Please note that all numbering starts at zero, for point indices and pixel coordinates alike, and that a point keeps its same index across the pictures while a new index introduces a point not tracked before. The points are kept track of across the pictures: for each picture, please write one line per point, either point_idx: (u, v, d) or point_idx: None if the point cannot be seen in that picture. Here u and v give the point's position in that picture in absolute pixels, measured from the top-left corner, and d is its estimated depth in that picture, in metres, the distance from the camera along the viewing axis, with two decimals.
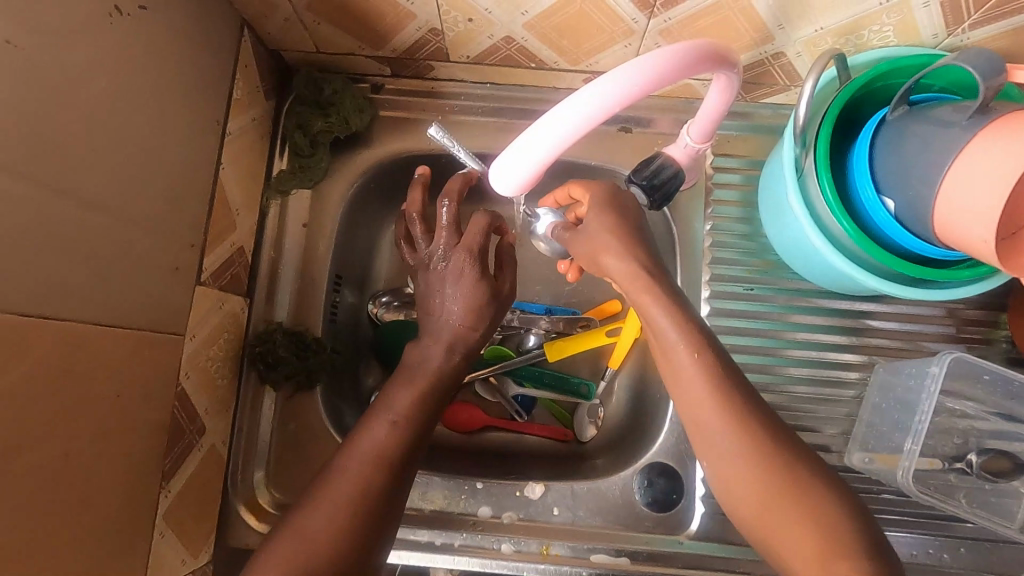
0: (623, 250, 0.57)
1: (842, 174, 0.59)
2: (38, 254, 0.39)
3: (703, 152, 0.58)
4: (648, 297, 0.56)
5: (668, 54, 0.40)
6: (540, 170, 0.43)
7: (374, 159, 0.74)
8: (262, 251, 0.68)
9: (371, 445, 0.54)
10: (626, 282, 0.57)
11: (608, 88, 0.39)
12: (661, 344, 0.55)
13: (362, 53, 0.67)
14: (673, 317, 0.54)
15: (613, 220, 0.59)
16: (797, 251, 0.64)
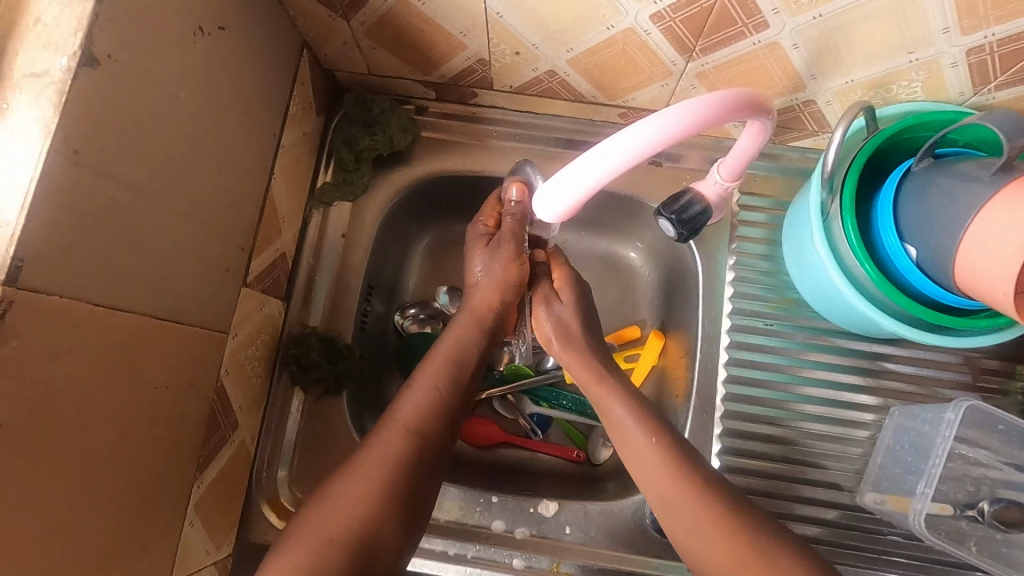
0: (582, 342, 0.67)
1: (867, 219, 0.61)
2: (116, 248, 0.43)
3: (731, 190, 0.63)
4: (604, 388, 0.65)
5: (712, 98, 0.43)
6: (584, 199, 0.45)
7: (413, 177, 0.77)
8: (302, 258, 0.72)
9: (398, 451, 0.56)
10: (582, 369, 0.66)
11: (657, 124, 0.41)
12: (613, 426, 0.63)
13: (411, 77, 0.71)
14: (628, 405, 0.63)
15: (579, 305, 0.69)
16: (819, 291, 0.65)
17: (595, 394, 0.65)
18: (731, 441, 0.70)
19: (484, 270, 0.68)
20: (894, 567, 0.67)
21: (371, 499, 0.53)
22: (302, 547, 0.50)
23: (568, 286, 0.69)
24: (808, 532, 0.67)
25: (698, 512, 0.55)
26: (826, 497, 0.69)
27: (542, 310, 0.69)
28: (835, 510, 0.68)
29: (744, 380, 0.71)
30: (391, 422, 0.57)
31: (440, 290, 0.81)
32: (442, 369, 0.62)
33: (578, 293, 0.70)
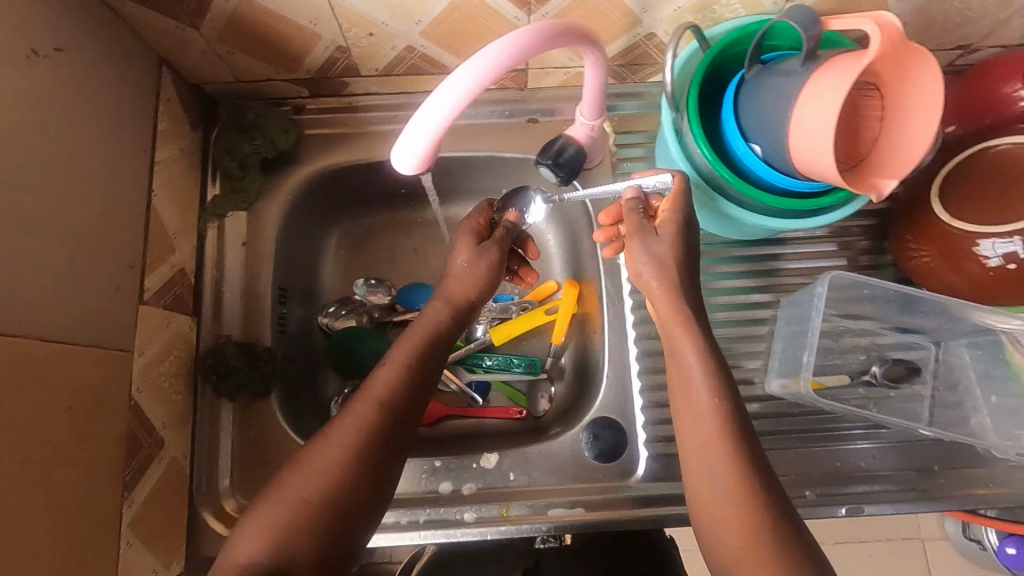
0: (674, 284, 0.56)
1: (716, 130, 0.66)
2: None
3: (595, 128, 0.67)
4: (683, 328, 0.55)
5: (528, 31, 0.45)
6: (432, 148, 0.48)
7: (304, 175, 0.78)
8: (204, 271, 0.72)
9: (370, 433, 0.54)
10: (664, 306, 0.56)
11: (471, 69, 0.44)
12: (681, 369, 0.54)
13: (279, 77, 0.72)
14: (704, 349, 0.53)
15: (679, 243, 0.57)
16: (695, 205, 0.70)
17: (673, 334, 0.55)
18: (648, 360, 0.72)
19: (463, 263, 0.67)
20: (852, 439, 0.71)
21: (341, 487, 0.52)
22: (290, 513, 0.50)
23: (670, 218, 0.58)
24: None
25: (718, 488, 0.49)
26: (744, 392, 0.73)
27: (636, 243, 0.58)
28: (754, 402, 0.72)
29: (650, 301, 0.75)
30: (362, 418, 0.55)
31: (357, 282, 0.87)
32: (413, 349, 0.60)
33: (677, 227, 0.57)
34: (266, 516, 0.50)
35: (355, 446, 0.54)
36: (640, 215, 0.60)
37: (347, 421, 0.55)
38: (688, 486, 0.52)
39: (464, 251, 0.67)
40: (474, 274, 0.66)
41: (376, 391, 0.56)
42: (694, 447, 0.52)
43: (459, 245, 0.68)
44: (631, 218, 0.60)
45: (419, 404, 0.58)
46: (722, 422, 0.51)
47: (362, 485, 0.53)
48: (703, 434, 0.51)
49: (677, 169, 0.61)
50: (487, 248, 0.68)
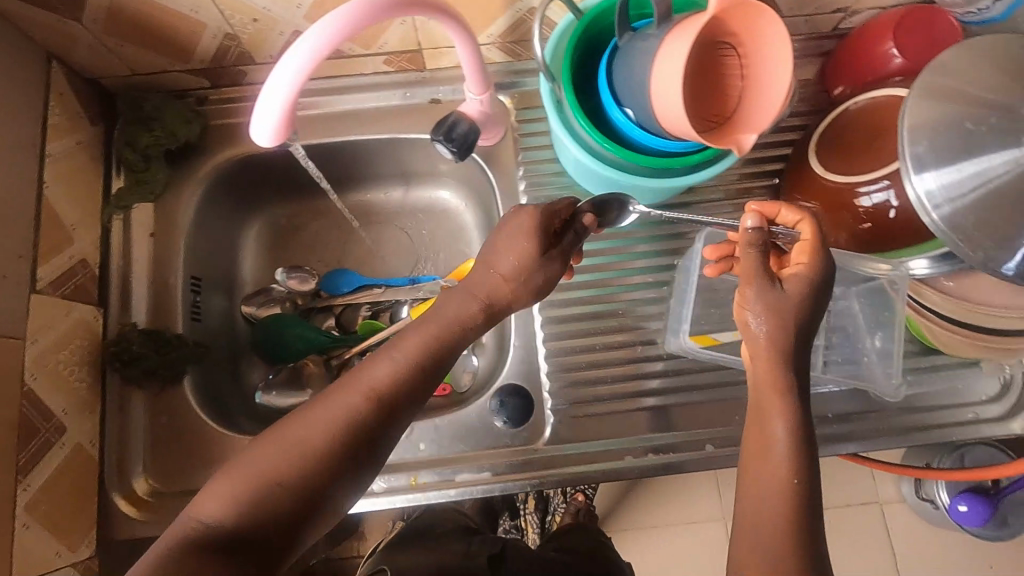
0: (786, 346, 0.51)
1: (592, 100, 0.68)
2: None
3: (483, 101, 0.69)
4: (777, 393, 0.51)
5: (354, 6, 0.47)
6: (283, 125, 0.50)
7: (211, 165, 0.80)
8: (109, 262, 0.73)
9: (369, 415, 0.50)
10: (763, 365, 0.52)
11: (301, 48, 0.47)
12: (759, 436, 0.51)
13: (175, 68, 0.73)
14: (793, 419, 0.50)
15: (800, 303, 0.52)
16: (582, 173, 0.72)
17: (762, 393, 0.52)
18: (553, 328, 0.75)
19: (500, 254, 0.57)
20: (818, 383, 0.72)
21: (311, 465, 0.48)
22: (262, 487, 0.47)
23: (797, 276, 0.53)
24: (643, 389, 0.73)
25: (768, 507, 0.48)
26: (647, 354, 0.74)
27: (750, 288, 0.53)
28: (660, 361, 0.74)
29: None
30: (352, 403, 0.50)
31: (278, 270, 0.88)
32: (422, 341, 0.54)
33: (811, 285, 0.53)
34: (236, 479, 0.47)
35: (336, 425, 0.49)
36: (763, 261, 0.53)
37: (323, 416, 0.49)
38: (737, 511, 0.51)
39: (518, 237, 0.57)
40: (522, 273, 0.57)
41: (372, 380, 0.51)
42: (754, 500, 0.49)
43: (512, 232, 0.57)
44: (749, 253, 0.53)
45: (419, 391, 0.53)
46: (789, 494, 0.48)
47: (341, 464, 0.49)
48: (770, 496, 0.49)
49: (807, 214, 0.56)
50: (550, 253, 0.58)
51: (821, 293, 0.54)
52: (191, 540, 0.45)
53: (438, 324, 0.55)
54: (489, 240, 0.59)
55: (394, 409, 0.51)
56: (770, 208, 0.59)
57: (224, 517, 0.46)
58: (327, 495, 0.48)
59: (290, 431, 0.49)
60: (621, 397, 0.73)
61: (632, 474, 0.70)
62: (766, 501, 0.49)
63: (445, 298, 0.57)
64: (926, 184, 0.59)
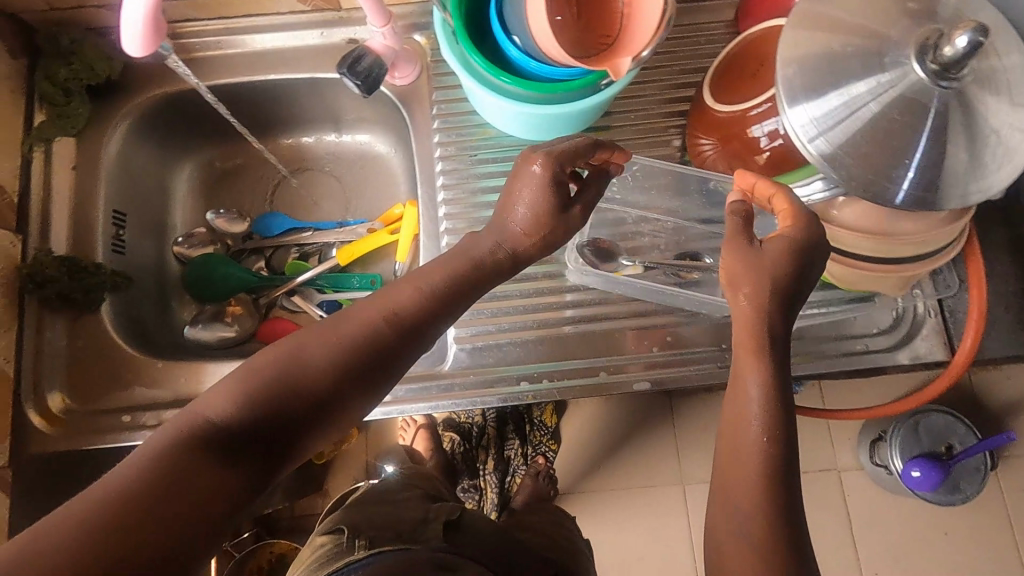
0: (766, 309, 0.52)
1: (481, 29, 0.68)
2: None
3: (386, 33, 0.72)
4: (750, 350, 0.52)
5: None
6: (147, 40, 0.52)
7: (136, 103, 0.82)
8: (30, 193, 0.75)
9: (393, 332, 0.51)
10: (745, 327, 0.52)
11: None
12: (736, 390, 0.52)
13: (90, 3, 0.75)
14: (766, 378, 0.50)
15: (786, 264, 0.53)
16: (484, 107, 0.74)
17: (737, 351, 0.53)
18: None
19: (528, 209, 0.56)
20: None
21: (324, 376, 0.48)
22: (269, 386, 0.47)
23: (781, 235, 0.54)
24: (550, 320, 0.75)
25: (751, 464, 0.49)
26: (550, 287, 0.76)
27: (732, 257, 0.55)
28: (567, 293, 0.76)
29: (466, 207, 0.79)
30: (366, 321, 0.51)
31: (209, 212, 0.92)
32: (436, 270, 0.54)
33: (792, 248, 0.54)
34: (241, 382, 0.47)
35: (357, 341, 0.50)
36: (744, 223, 0.56)
37: (340, 335, 0.50)
38: (721, 456, 0.51)
39: (534, 194, 0.56)
40: (540, 219, 0.56)
41: (396, 300, 0.52)
42: (733, 449, 0.50)
43: (530, 187, 0.56)
44: (735, 222, 0.57)
45: (436, 324, 0.53)
46: (767, 448, 0.49)
47: (354, 380, 0.49)
48: (745, 450, 0.49)
49: (785, 188, 0.58)
50: (570, 212, 0.58)
51: (818, 249, 0.55)
52: (198, 433, 0.44)
53: (478, 245, 0.57)
54: (512, 191, 0.57)
55: (412, 332, 0.52)
56: (762, 187, 0.59)
57: (237, 411, 0.45)
58: (331, 404, 0.48)
59: (305, 344, 0.49)
60: (522, 326, 0.74)
61: (583, 393, 0.73)
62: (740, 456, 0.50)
63: (472, 240, 0.58)
64: (800, 117, 0.60)
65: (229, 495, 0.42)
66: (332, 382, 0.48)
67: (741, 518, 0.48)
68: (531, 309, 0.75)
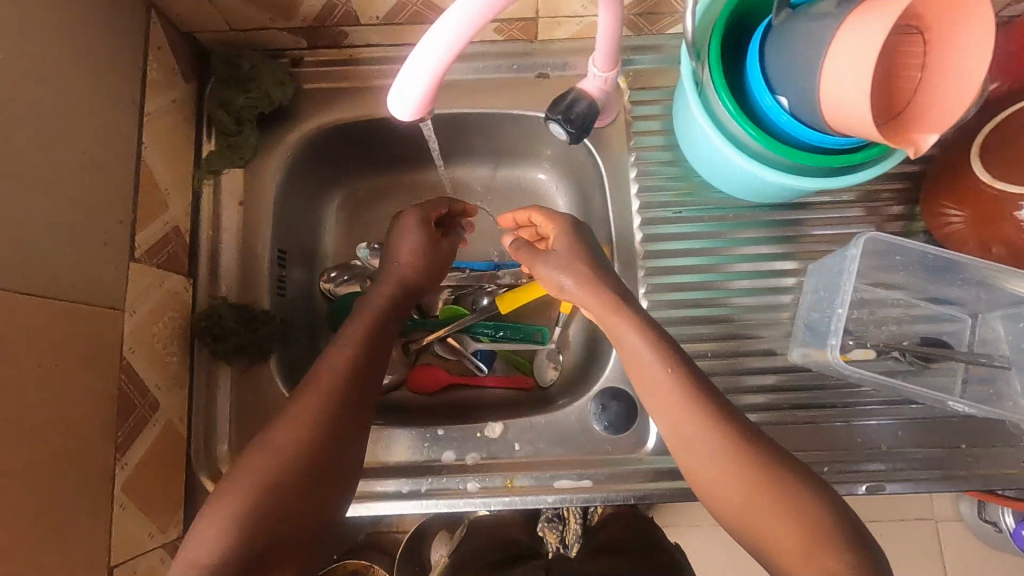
0: (592, 279, 0.63)
1: (739, 79, 0.61)
2: None
3: (610, 79, 0.63)
4: (619, 319, 0.60)
5: None
6: (427, 90, 0.45)
7: (303, 133, 0.75)
8: (200, 232, 0.69)
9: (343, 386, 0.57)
10: (593, 299, 0.62)
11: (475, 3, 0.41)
12: (627, 355, 0.60)
13: (274, 25, 0.68)
14: (640, 330, 0.59)
15: (579, 254, 0.66)
16: (714, 167, 0.66)
17: (608, 323, 0.61)
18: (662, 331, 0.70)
19: (410, 254, 0.71)
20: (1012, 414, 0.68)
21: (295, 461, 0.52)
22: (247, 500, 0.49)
23: (561, 237, 0.68)
24: (755, 402, 0.69)
25: (746, 491, 0.51)
26: (761, 365, 0.70)
27: (544, 267, 0.67)
28: (774, 375, 0.70)
29: (667, 270, 0.72)
30: (346, 360, 0.59)
31: (360, 246, 0.83)
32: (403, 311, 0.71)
33: (569, 238, 0.67)
34: (259, 472, 0.51)
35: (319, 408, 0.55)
36: (528, 246, 0.69)
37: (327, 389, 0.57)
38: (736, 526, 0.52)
39: (410, 243, 0.71)
40: (418, 259, 0.71)
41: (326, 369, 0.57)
42: (674, 437, 0.56)
43: (410, 237, 0.72)
44: (524, 252, 0.69)
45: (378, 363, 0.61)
46: (697, 410, 0.55)
47: (325, 443, 0.54)
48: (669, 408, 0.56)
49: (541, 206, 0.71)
50: (441, 246, 0.74)
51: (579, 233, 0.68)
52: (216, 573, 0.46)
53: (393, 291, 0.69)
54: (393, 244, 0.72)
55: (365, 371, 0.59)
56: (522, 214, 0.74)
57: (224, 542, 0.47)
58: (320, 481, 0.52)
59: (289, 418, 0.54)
60: None
61: None
62: (726, 494, 0.52)
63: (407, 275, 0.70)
64: None
65: (304, 544, 0.50)
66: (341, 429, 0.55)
67: (706, 472, 0.53)
68: (736, 399, 0.69)
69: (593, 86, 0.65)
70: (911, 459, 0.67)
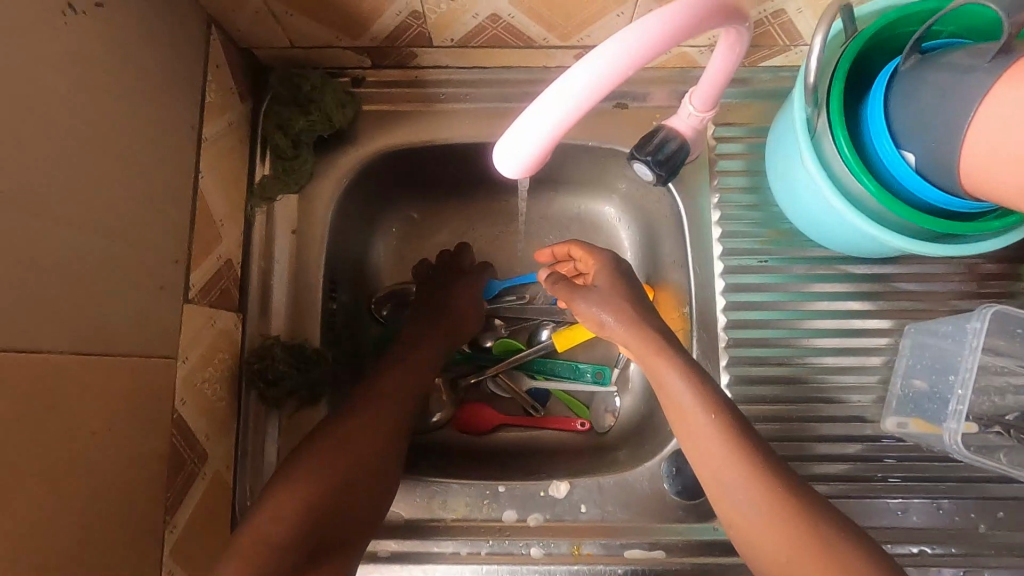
0: (631, 315, 0.63)
1: (855, 126, 0.56)
2: (20, 281, 0.37)
3: (708, 121, 0.55)
4: (659, 355, 0.60)
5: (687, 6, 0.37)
6: (556, 136, 0.38)
7: (361, 157, 0.70)
8: (251, 263, 0.65)
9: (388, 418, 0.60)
10: (633, 338, 0.62)
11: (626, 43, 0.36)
12: (667, 394, 0.59)
13: (339, 44, 0.63)
14: (681, 368, 0.59)
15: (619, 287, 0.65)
16: (814, 219, 0.60)
17: (644, 360, 0.61)
18: (741, 389, 0.66)
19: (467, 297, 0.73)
20: None
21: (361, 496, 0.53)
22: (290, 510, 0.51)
23: (600, 271, 0.66)
24: (828, 472, 0.64)
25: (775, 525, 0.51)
26: (846, 432, 0.65)
27: (581, 303, 0.65)
28: (855, 444, 0.65)
29: (744, 323, 0.67)
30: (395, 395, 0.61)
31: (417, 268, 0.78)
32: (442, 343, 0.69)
33: (606, 270, 0.66)
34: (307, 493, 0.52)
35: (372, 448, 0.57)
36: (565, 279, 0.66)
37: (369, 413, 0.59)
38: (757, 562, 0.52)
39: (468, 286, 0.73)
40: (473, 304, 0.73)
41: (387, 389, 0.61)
42: (713, 481, 0.55)
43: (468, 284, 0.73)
44: (559, 287, 0.66)
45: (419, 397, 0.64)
46: (738, 454, 0.54)
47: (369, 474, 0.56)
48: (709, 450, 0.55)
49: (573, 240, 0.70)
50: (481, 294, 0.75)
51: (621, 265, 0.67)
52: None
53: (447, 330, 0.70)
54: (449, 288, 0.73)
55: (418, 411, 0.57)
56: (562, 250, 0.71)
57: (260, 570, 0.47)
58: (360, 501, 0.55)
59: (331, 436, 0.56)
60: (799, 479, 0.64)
61: None
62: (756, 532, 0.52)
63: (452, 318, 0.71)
64: None
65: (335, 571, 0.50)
66: (379, 445, 0.57)
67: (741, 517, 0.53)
68: (807, 470, 0.64)
69: (685, 125, 0.58)
70: (999, 545, 0.62)
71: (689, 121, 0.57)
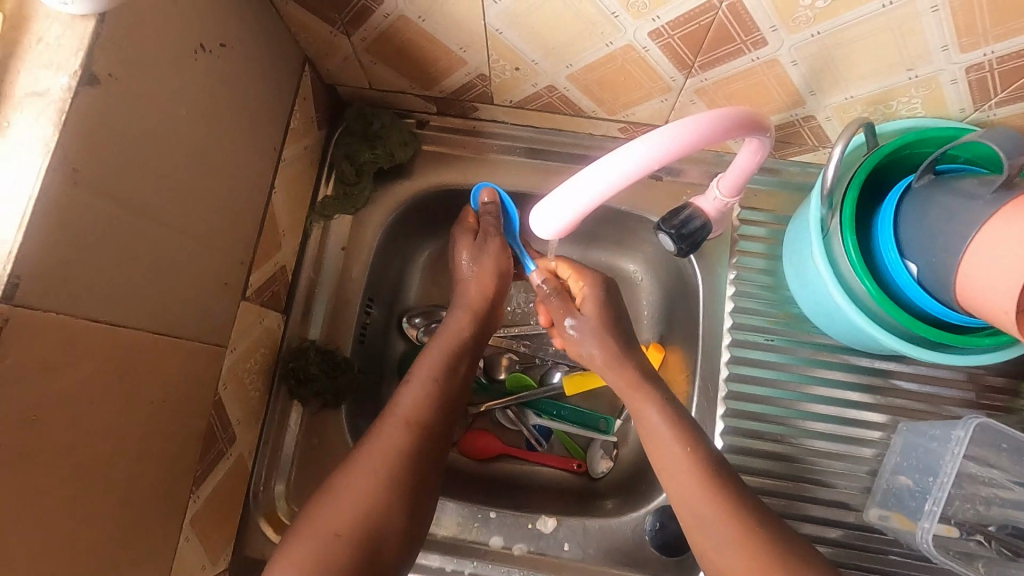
0: (615, 351, 0.68)
1: (868, 230, 0.61)
2: (121, 267, 0.44)
3: (732, 206, 0.59)
4: (643, 398, 0.65)
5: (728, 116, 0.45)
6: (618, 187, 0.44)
7: (413, 190, 0.77)
8: (302, 271, 0.72)
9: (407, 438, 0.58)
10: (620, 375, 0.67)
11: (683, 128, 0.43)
12: (649, 432, 0.63)
13: (411, 91, 0.71)
14: (661, 408, 0.63)
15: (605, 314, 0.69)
16: (822, 309, 0.64)
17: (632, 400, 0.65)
18: (733, 457, 0.69)
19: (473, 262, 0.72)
20: None
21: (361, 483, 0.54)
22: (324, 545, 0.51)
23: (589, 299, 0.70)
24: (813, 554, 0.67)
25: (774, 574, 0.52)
26: (830, 516, 0.68)
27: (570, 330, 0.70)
28: (839, 529, 0.68)
29: (742, 396, 0.71)
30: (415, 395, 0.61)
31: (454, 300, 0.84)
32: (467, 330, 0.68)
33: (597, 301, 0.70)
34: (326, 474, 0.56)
35: (385, 449, 0.57)
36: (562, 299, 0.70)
37: (405, 405, 0.61)
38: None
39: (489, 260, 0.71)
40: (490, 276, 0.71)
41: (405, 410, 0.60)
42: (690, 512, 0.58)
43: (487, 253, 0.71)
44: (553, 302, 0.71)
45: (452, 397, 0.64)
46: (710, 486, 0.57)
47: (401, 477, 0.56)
48: None
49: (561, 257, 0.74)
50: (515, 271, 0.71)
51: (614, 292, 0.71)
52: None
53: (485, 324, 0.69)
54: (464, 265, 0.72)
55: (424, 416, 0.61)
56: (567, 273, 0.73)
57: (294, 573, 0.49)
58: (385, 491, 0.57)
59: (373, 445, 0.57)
60: None
61: None
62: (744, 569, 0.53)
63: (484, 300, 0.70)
64: None
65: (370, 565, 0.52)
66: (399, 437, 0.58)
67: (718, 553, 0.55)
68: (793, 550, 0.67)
69: (711, 204, 0.61)
70: None
71: (716, 201, 0.61)
